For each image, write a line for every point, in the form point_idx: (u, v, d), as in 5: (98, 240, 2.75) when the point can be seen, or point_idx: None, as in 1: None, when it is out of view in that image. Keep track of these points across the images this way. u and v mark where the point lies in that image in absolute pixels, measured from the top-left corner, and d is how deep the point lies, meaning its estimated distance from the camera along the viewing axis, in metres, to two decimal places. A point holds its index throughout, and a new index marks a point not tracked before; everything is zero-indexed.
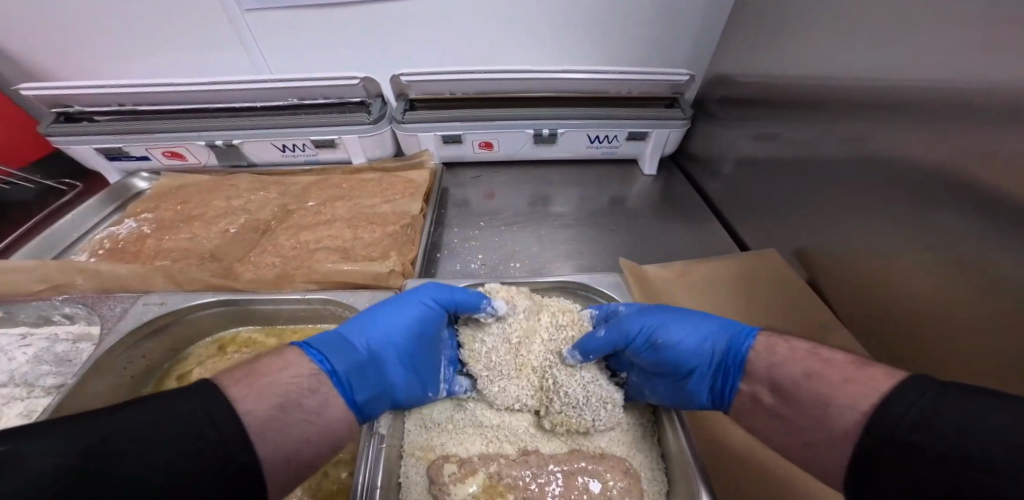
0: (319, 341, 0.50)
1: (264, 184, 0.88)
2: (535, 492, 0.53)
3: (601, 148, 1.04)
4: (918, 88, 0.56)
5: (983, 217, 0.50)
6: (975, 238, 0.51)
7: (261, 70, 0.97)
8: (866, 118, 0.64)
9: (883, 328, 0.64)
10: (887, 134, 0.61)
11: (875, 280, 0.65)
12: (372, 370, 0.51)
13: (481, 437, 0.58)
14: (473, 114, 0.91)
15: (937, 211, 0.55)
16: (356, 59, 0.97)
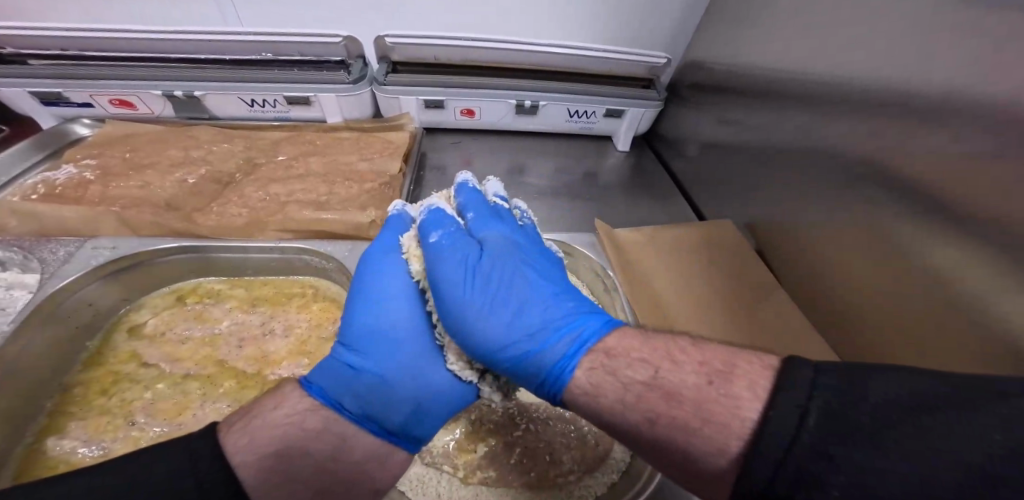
0: (325, 376, 0.46)
1: (228, 137, 0.83)
2: (514, 437, 0.51)
3: (579, 123, 1.07)
4: (864, 77, 0.61)
5: (903, 194, 0.56)
6: (901, 212, 0.56)
7: (229, 21, 0.87)
8: (815, 103, 0.69)
9: (826, 293, 0.68)
10: (832, 119, 0.66)
11: (819, 251, 0.69)
12: (379, 389, 0.46)
13: None
14: (456, 80, 0.90)
15: (876, 185, 0.60)
16: (334, 16, 0.90)
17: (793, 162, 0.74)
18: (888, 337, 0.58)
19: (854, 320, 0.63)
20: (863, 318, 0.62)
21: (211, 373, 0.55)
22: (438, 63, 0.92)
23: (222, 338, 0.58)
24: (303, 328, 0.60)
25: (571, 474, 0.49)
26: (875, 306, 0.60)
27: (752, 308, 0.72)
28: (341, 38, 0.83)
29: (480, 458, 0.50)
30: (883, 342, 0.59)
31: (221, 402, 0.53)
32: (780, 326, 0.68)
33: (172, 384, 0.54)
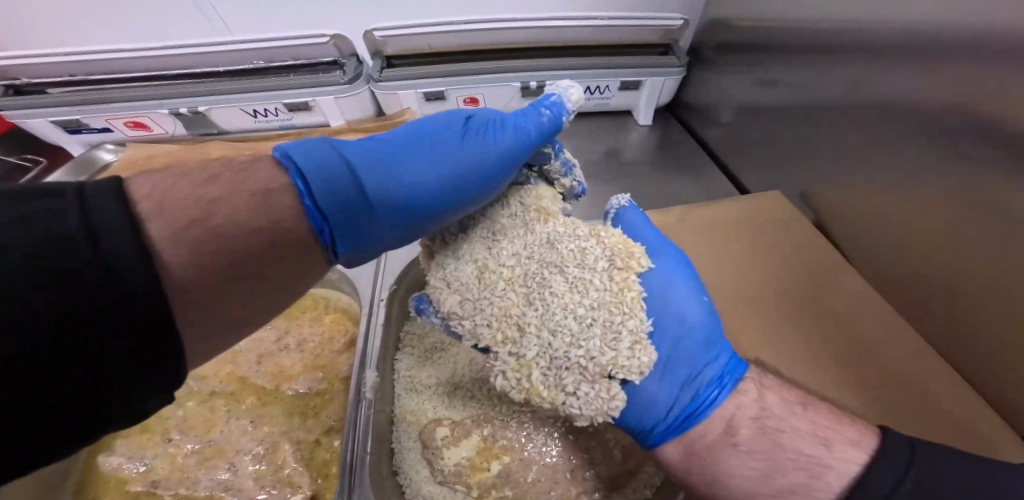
0: (303, 157, 0.41)
1: (238, 150, 0.83)
2: (530, 454, 0.49)
3: (592, 99, 1.00)
4: (927, 21, 0.51)
5: (994, 158, 0.47)
6: (996, 182, 0.47)
7: (221, 30, 0.83)
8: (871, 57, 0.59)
9: (903, 276, 0.60)
10: (889, 73, 0.57)
11: (889, 229, 0.61)
12: (358, 207, 0.43)
13: (473, 399, 0.53)
14: (455, 68, 0.86)
15: (963, 145, 0.50)
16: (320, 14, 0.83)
17: (848, 123, 0.65)
18: (990, 328, 0.50)
19: (950, 307, 0.54)
20: (958, 305, 0.53)
21: (235, 390, 0.57)
22: (433, 52, 0.87)
23: (243, 355, 0.60)
24: (316, 342, 0.60)
25: (594, 492, 0.47)
26: (968, 295, 0.52)
27: (812, 296, 0.64)
28: (329, 37, 0.82)
29: (494, 476, 0.48)
30: (985, 332, 0.50)
31: (245, 418, 0.55)
32: (844, 315, 0.60)
33: (200, 402, 0.57)
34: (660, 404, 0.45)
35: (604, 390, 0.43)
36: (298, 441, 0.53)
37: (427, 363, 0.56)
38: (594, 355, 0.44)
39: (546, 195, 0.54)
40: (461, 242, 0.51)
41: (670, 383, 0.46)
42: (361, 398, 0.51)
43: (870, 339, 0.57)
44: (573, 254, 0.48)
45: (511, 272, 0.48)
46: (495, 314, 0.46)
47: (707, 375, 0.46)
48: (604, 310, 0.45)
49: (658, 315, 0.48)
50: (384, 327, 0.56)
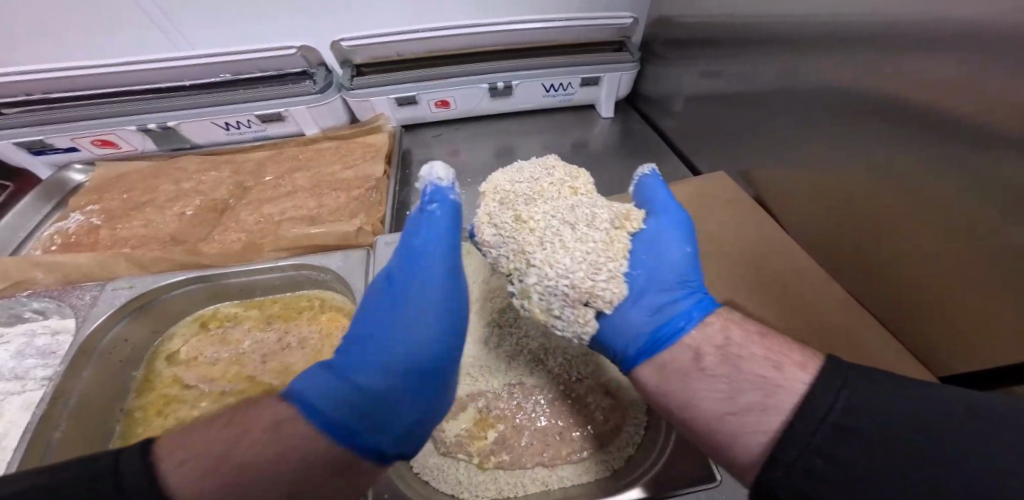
0: (313, 385, 0.40)
1: (214, 164, 0.84)
2: (522, 420, 0.55)
3: (556, 97, 1.06)
4: (836, 19, 0.59)
5: (889, 134, 0.56)
6: (896, 155, 0.55)
7: (181, 46, 0.84)
8: (797, 50, 0.68)
9: (833, 238, 0.70)
10: (811, 65, 0.66)
11: (816, 200, 0.71)
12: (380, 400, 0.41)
13: (469, 376, 0.58)
14: (425, 73, 0.89)
15: (867, 126, 0.59)
16: (283, 28, 0.85)
17: (782, 109, 0.73)
18: (908, 280, 0.58)
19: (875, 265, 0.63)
20: (878, 261, 0.62)
21: (245, 388, 0.60)
22: (403, 59, 0.90)
23: (247, 356, 0.63)
24: (315, 339, 0.64)
25: (583, 450, 0.52)
26: (882, 252, 0.61)
27: (760, 264, 0.72)
28: (296, 50, 0.82)
29: (492, 443, 0.53)
30: (904, 281, 0.59)
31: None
32: (785, 278, 0.69)
33: (214, 401, 0.59)
34: (628, 328, 0.48)
35: (580, 316, 0.48)
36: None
37: None
38: (576, 284, 0.48)
39: (580, 176, 0.59)
40: (507, 195, 0.56)
41: (638, 309, 0.49)
42: None
43: (809, 296, 0.67)
44: (586, 217, 0.52)
45: (536, 223, 0.52)
46: (513, 251, 0.51)
47: (688, 305, 0.49)
48: (618, 254, 0.51)
49: (648, 257, 0.53)
50: None
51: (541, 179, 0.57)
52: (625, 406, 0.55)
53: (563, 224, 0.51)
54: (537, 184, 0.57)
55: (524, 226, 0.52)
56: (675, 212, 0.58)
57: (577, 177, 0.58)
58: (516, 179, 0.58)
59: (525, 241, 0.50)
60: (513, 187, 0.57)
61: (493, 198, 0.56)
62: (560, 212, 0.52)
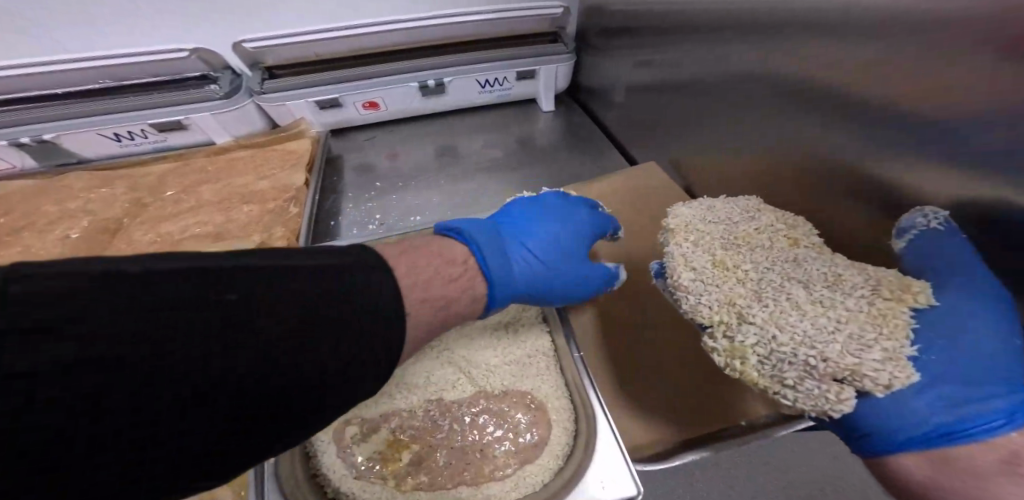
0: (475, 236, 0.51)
1: (107, 180, 0.76)
2: (440, 438, 0.52)
3: (493, 92, 1.03)
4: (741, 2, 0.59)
5: (796, 119, 0.56)
6: (805, 140, 0.55)
7: (51, 49, 0.74)
8: (709, 35, 0.67)
9: None
10: (723, 50, 0.65)
11: (741, 189, 0.71)
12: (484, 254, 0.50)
13: (387, 394, 0.55)
14: (346, 73, 0.84)
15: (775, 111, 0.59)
16: (169, 25, 0.75)
17: (703, 97, 0.73)
18: None
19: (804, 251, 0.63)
20: None
21: None
22: (320, 60, 0.85)
23: None
24: None
25: (505, 466, 0.50)
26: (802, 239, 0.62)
27: None
28: (189, 51, 0.76)
29: (407, 464, 0.50)
30: None
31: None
32: None
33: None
34: (911, 413, 0.34)
35: (833, 392, 0.36)
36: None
37: None
38: (828, 355, 0.37)
39: (798, 225, 0.51)
40: (693, 236, 0.52)
41: (931, 396, 0.35)
42: None
43: None
44: (825, 276, 0.42)
45: (746, 273, 0.46)
46: (720, 299, 0.44)
47: (994, 405, 0.32)
48: (857, 321, 0.38)
49: (946, 342, 0.37)
50: None
51: (719, 227, 0.52)
52: (548, 418, 0.54)
53: (791, 280, 0.43)
54: (735, 228, 0.52)
55: (726, 277, 0.46)
56: (981, 278, 0.39)
57: (711, 232, 0.52)
58: (682, 225, 0.54)
59: (789, 294, 0.42)
60: (674, 239, 0.52)
61: (684, 236, 0.52)
62: (769, 269, 0.45)
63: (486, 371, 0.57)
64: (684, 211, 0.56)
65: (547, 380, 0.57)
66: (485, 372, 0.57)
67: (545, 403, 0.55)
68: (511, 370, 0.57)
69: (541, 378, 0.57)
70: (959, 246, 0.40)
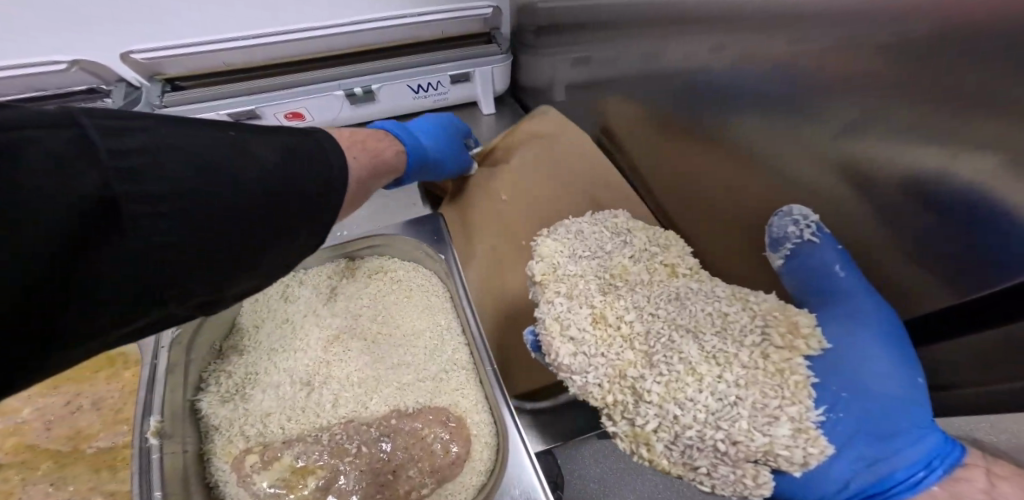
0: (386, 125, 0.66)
1: None
2: (351, 463, 0.49)
3: (429, 97, 1.01)
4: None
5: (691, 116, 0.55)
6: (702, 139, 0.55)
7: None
8: (617, 31, 0.66)
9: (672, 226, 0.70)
10: (629, 47, 0.64)
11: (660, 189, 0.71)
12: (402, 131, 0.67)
13: (292, 418, 0.51)
14: (262, 83, 0.81)
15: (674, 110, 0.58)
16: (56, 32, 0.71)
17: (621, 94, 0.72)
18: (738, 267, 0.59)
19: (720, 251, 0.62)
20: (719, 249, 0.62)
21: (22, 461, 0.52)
22: (233, 69, 0.82)
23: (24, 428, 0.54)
24: (116, 398, 0.56)
25: (421, 488, 0.49)
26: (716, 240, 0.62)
27: None
28: (67, 61, 0.71)
29: (314, 491, 0.48)
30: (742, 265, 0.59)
31: (45, 482, 0.49)
32: None
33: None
34: (830, 481, 0.40)
35: (748, 477, 0.41)
36: (111, 494, 0.48)
37: (236, 393, 0.53)
38: (736, 434, 0.40)
39: (671, 246, 0.56)
40: (570, 287, 0.52)
41: (845, 459, 0.40)
42: (149, 454, 0.43)
43: None
44: (709, 320, 0.46)
45: (631, 328, 0.48)
46: (608, 372, 0.47)
47: (908, 457, 0.38)
48: (753, 389, 0.41)
49: (848, 395, 0.41)
50: (171, 371, 0.48)
51: (593, 267, 0.54)
52: (470, 431, 0.53)
53: (683, 334, 0.45)
54: (608, 260, 0.55)
55: (614, 338, 0.48)
56: (869, 309, 0.40)
57: (578, 278, 0.53)
58: (551, 271, 0.55)
59: (683, 354, 0.44)
60: (546, 294, 0.53)
61: (554, 290, 0.53)
62: (654, 319, 0.48)
63: (399, 389, 0.55)
64: (545, 249, 0.58)
65: (467, 393, 0.56)
66: (402, 392, 0.55)
67: (467, 416, 0.54)
68: (429, 386, 0.55)
69: (461, 391, 0.56)
70: (837, 256, 0.41)
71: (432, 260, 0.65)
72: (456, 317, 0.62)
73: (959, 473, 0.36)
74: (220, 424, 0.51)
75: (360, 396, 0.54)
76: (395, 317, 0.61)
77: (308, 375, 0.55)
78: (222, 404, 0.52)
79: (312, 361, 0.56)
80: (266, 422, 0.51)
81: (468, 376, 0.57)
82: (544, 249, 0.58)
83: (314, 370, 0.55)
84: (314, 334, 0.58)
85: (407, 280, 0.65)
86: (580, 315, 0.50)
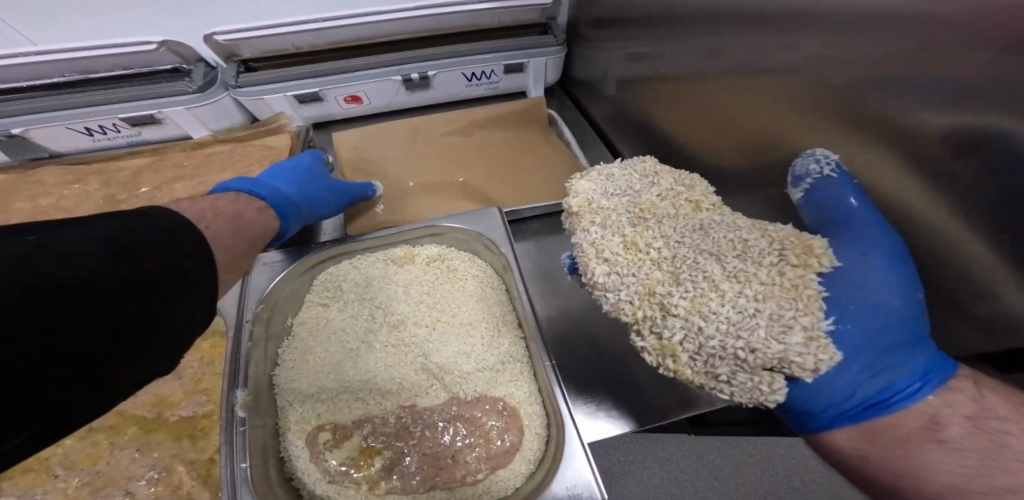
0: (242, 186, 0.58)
1: (80, 175, 0.80)
2: (415, 445, 0.52)
3: (481, 86, 1.00)
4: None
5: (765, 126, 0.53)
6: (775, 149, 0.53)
7: (19, 42, 0.73)
8: (684, 30, 0.63)
9: None
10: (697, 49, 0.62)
11: None
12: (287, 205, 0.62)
13: (359, 398, 0.54)
14: (328, 67, 0.84)
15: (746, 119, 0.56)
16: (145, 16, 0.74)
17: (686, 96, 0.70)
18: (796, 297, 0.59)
19: None
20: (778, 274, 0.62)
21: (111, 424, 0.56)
22: (300, 53, 0.84)
23: None
24: (196, 368, 0.60)
25: (478, 473, 0.50)
26: None
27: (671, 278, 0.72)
28: (159, 45, 0.76)
29: (379, 470, 0.50)
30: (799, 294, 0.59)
31: (131, 447, 0.54)
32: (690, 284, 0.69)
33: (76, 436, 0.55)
34: (837, 393, 0.38)
35: (765, 383, 0.38)
36: (192, 462, 0.52)
37: (307, 370, 0.56)
38: (755, 346, 0.38)
39: (696, 185, 0.54)
40: (604, 215, 0.51)
41: (856, 374, 0.37)
42: (236, 422, 0.47)
43: None
44: (733, 244, 0.44)
45: (659, 253, 0.46)
46: (639, 290, 0.45)
47: (910, 367, 0.37)
48: (771, 301, 0.39)
49: (856, 306, 0.39)
50: (253, 346, 0.53)
51: (623, 197, 0.52)
52: (523, 422, 0.53)
53: (707, 255, 0.44)
54: (637, 198, 0.52)
55: (636, 258, 0.47)
56: (880, 229, 0.40)
57: (610, 210, 0.51)
58: (585, 202, 0.53)
59: (707, 272, 0.42)
60: (579, 221, 0.52)
61: (590, 219, 0.51)
62: (680, 242, 0.46)
63: (458, 378, 0.56)
64: (575, 184, 0.55)
65: (521, 385, 0.56)
66: (460, 380, 0.56)
67: (519, 406, 0.55)
68: (488, 376, 0.57)
69: (515, 383, 0.57)
70: (850, 189, 0.42)
71: (487, 247, 0.65)
72: (512, 310, 0.62)
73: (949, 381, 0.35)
74: (294, 399, 0.54)
75: (427, 379, 0.56)
76: (451, 304, 0.63)
77: (374, 358, 0.57)
78: (295, 380, 0.55)
79: (376, 342, 0.58)
80: (335, 401, 0.54)
81: (524, 369, 0.58)
82: (572, 191, 0.54)
83: (380, 354, 0.57)
84: (378, 318, 0.61)
85: (461, 268, 0.66)
86: (601, 239, 0.49)
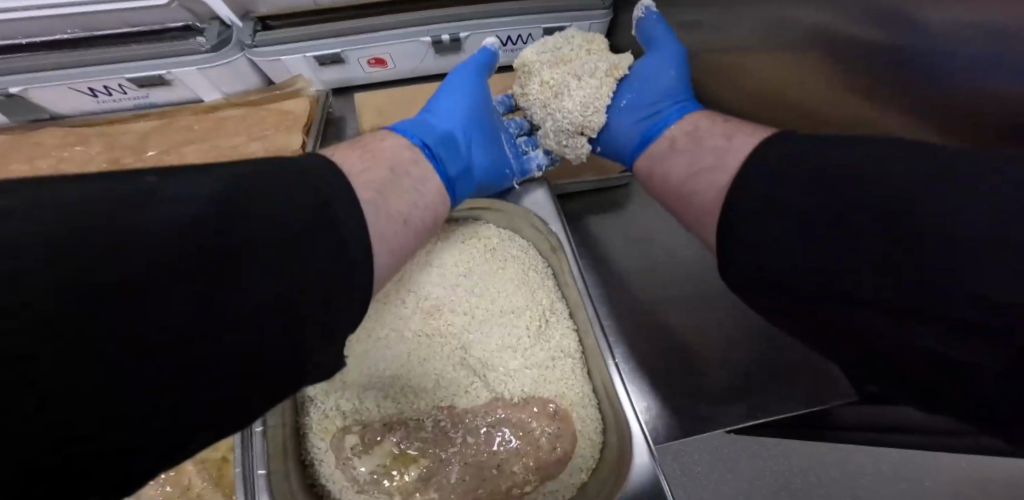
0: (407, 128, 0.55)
1: (83, 138, 0.73)
2: (456, 451, 0.44)
3: (516, 50, 0.90)
4: None
5: None
6: None
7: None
8: None
9: None
10: None
11: None
12: (449, 146, 0.56)
13: (388, 397, 0.46)
14: (350, 24, 0.75)
15: None
16: None
17: None
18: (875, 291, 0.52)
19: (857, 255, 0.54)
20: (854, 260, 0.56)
21: None
22: (320, 9, 0.74)
23: None
24: None
25: (526, 483, 0.44)
26: None
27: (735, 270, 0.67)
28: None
29: (415, 480, 0.43)
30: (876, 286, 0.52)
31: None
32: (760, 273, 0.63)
33: None
34: (622, 139, 0.58)
35: (579, 143, 0.60)
36: (202, 461, 0.46)
37: None
38: (580, 116, 0.58)
39: (596, 42, 0.61)
40: (529, 69, 0.60)
41: (631, 118, 0.58)
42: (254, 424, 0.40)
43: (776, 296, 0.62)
44: (590, 69, 0.58)
45: (552, 82, 0.58)
46: (539, 105, 0.60)
47: (671, 118, 0.55)
48: (594, 107, 0.58)
49: (642, 84, 0.58)
50: None
51: (556, 49, 0.59)
52: (578, 430, 0.46)
53: (580, 78, 0.58)
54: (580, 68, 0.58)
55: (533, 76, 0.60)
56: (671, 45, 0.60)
57: (540, 69, 0.59)
58: (534, 61, 0.60)
59: (573, 83, 0.57)
60: (524, 79, 0.60)
61: (528, 84, 0.60)
62: (581, 75, 0.57)
63: (502, 376, 0.48)
64: (528, 54, 0.61)
65: (573, 385, 0.49)
66: (506, 379, 0.48)
67: (572, 410, 0.48)
68: (537, 375, 0.49)
69: (567, 382, 0.49)
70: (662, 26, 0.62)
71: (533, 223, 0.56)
72: (561, 298, 0.54)
73: (697, 110, 0.54)
74: (316, 395, 0.46)
75: (466, 375, 0.48)
76: (492, 289, 0.54)
77: (406, 350, 0.49)
78: None
79: (409, 330, 0.51)
80: (362, 398, 0.46)
81: (578, 368, 0.50)
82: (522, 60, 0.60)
83: (412, 345, 0.50)
84: (409, 302, 0.53)
85: (501, 247, 0.57)
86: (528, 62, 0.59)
